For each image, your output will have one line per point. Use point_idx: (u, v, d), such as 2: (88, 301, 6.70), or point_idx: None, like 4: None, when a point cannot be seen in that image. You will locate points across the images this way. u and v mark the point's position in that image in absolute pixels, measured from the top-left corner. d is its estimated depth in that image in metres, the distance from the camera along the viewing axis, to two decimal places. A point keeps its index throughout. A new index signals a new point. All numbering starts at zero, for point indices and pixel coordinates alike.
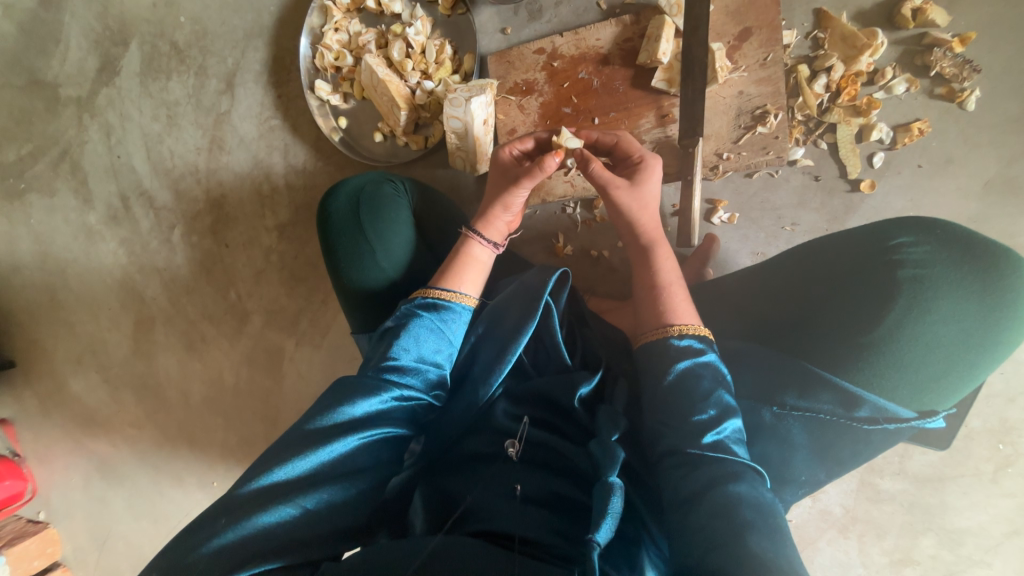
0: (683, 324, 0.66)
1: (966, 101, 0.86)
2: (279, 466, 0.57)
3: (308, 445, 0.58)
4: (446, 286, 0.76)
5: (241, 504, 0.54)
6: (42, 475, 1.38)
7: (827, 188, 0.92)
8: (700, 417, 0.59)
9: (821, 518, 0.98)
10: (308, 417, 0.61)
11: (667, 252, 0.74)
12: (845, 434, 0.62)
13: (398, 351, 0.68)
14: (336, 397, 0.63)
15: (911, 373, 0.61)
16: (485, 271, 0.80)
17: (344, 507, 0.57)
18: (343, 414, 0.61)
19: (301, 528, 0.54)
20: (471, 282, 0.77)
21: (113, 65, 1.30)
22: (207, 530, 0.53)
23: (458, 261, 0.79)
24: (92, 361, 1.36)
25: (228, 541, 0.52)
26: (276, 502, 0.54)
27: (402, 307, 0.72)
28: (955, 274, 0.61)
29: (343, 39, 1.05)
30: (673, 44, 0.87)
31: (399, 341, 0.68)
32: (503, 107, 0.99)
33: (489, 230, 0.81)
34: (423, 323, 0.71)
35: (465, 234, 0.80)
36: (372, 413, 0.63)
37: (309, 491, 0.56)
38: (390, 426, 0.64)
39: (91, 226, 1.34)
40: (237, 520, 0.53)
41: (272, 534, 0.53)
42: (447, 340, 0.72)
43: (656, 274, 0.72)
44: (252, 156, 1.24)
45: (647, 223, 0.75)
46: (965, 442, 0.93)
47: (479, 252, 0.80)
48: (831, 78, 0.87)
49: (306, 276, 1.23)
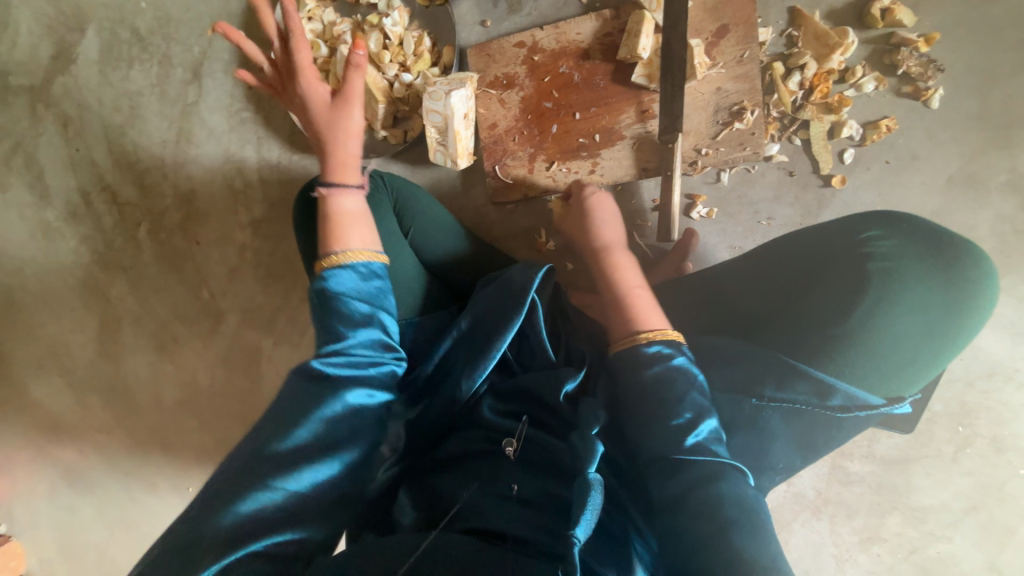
0: (652, 330, 0.67)
1: (930, 99, 0.90)
2: (276, 436, 0.52)
3: (306, 410, 0.53)
4: (333, 248, 0.69)
5: (240, 481, 0.49)
6: (2, 484, 1.31)
7: (801, 183, 0.94)
8: (678, 422, 0.60)
9: (795, 500, 1.01)
10: (288, 392, 0.56)
11: (631, 266, 0.78)
12: (819, 422, 0.64)
13: (343, 318, 0.62)
14: (324, 361, 0.58)
15: (880, 361, 0.64)
16: (363, 219, 0.74)
17: (343, 476, 0.53)
18: (336, 377, 0.57)
19: (302, 501, 0.50)
20: (358, 235, 0.70)
21: (69, 52, 1.22)
22: (203, 518, 0.47)
23: (328, 223, 0.72)
24: (54, 364, 1.30)
25: (227, 524, 0.47)
26: (270, 480, 0.49)
27: (319, 281, 0.66)
28: (922, 266, 0.64)
29: (316, 29, 1.02)
30: (653, 40, 0.88)
31: (329, 316, 0.62)
32: (484, 101, 0.97)
33: (342, 174, 0.76)
34: (348, 289, 0.64)
35: (319, 196, 0.74)
36: (364, 375, 0.59)
37: (315, 458, 0.52)
38: (383, 389, 0.61)
39: (49, 223, 1.27)
40: (242, 495, 0.48)
41: (272, 512, 0.48)
42: (360, 301, 0.64)
43: (619, 283, 0.75)
44: (223, 150, 1.19)
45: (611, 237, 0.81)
46: (928, 425, 0.97)
47: (350, 205, 0.74)
48: (805, 75, 0.89)
49: (282, 274, 1.20)
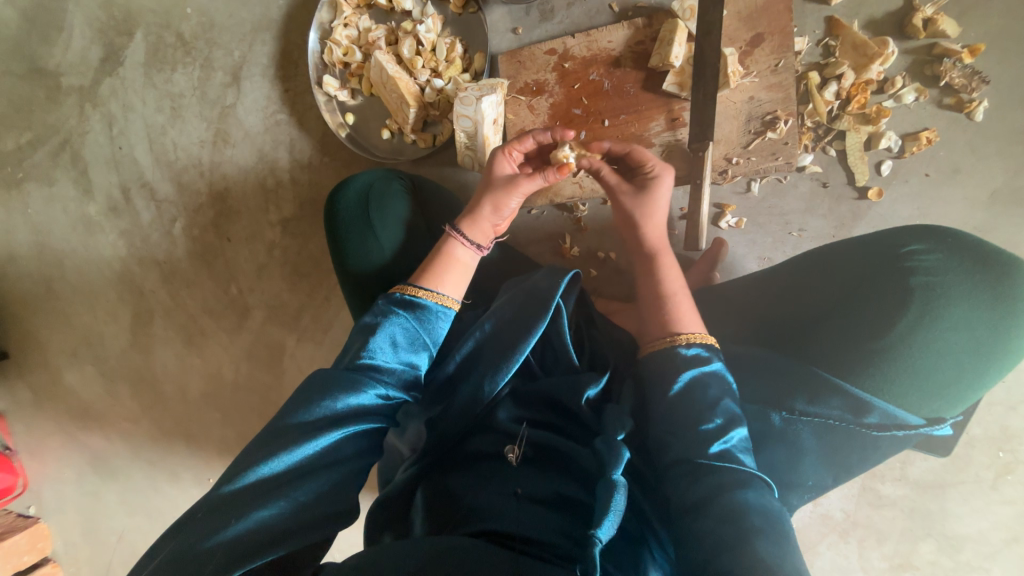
0: (689, 333, 0.66)
1: (974, 112, 0.87)
2: (266, 461, 0.55)
3: (297, 438, 0.57)
4: (424, 283, 0.74)
5: (234, 501, 0.53)
6: (34, 468, 1.37)
7: (835, 195, 0.92)
8: (707, 428, 0.59)
9: (821, 522, 0.98)
10: (286, 413, 0.59)
11: (671, 262, 0.75)
12: (854, 439, 0.61)
13: (376, 350, 0.66)
14: (317, 390, 0.60)
15: (919, 379, 0.62)
16: (468, 273, 0.78)
17: (333, 494, 0.57)
18: (326, 408, 0.59)
19: (294, 516, 0.54)
20: (452, 283, 0.75)
21: (117, 55, 1.28)
22: (202, 528, 0.51)
23: (439, 261, 0.76)
24: (88, 353, 1.34)
25: (222, 541, 0.51)
26: (267, 498, 0.53)
27: (381, 303, 0.70)
28: (967, 282, 0.62)
29: (352, 35, 1.04)
30: (685, 48, 0.87)
31: (374, 338, 0.66)
32: (513, 107, 0.98)
33: (473, 231, 0.79)
34: (400, 322, 0.68)
35: (448, 233, 0.78)
36: (357, 408, 0.61)
37: (302, 482, 0.55)
38: (373, 421, 0.63)
39: (91, 217, 1.32)
40: (236, 515, 0.52)
41: (267, 527, 0.52)
42: (423, 344, 0.70)
43: (664, 281, 0.73)
44: (257, 150, 1.23)
45: (656, 233, 0.76)
46: (966, 449, 0.93)
47: (463, 255, 0.78)
48: (842, 85, 0.88)
49: (309, 272, 1.23)
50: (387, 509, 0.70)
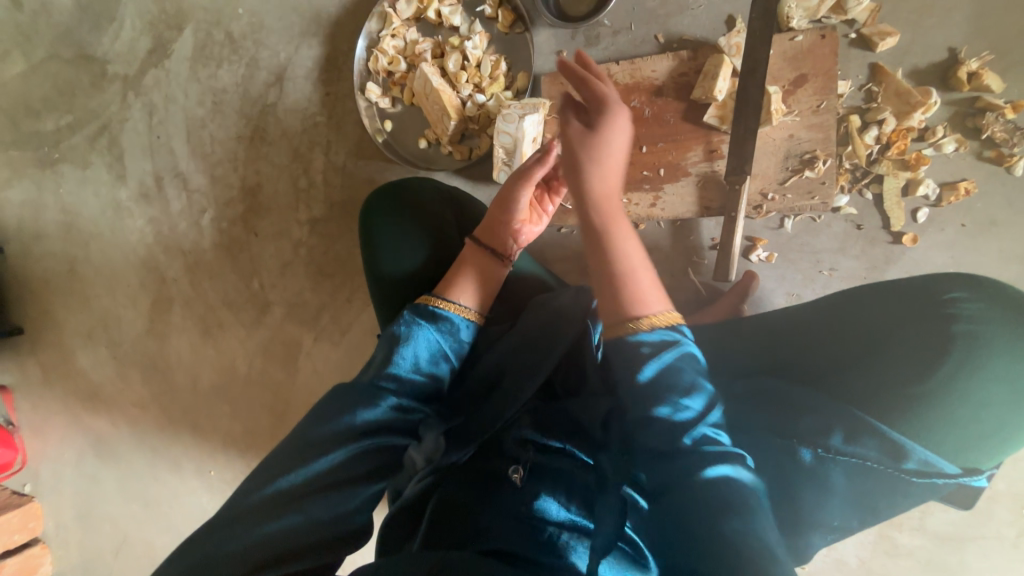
0: (652, 314, 0.59)
1: (1014, 166, 0.88)
2: (281, 475, 0.57)
3: (310, 454, 0.58)
4: (448, 294, 0.79)
5: (249, 513, 0.55)
6: (36, 447, 1.36)
7: (868, 237, 0.93)
8: (738, 459, 0.56)
9: (834, 567, 0.96)
10: (309, 424, 0.61)
11: (626, 227, 0.67)
12: (888, 485, 0.60)
13: (398, 359, 0.70)
14: (337, 404, 0.63)
15: (957, 428, 0.61)
16: (491, 282, 0.83)
17: (345, 513, 0.58)
18: (341, 425, 0.61)
19: (304, 532, 0.55)
20: (472, 293, 0.80)
21: (165, 47, 1.31)
22: (220, 535, 0.54)
23: (459, 269, 0.82)
24: (104, 336, 1.35)
25: (235, 551, 0.53)
26: (280, 511, 0.55)
27: (405, 315, 0.75)
28: (1012, 334, 0.61)
29: (399, 45, 1.07)
30: (728, 83, 0.88)
31: (401, 349, 0.70)
32: (552, 127, 1.00)
33: (490, 239, 0.83)
34: (422, 333, 0.73)
35: (467, 242, 0.84)
36: (373, 423, 0.63)
37: (314, 497, 0.57)
38: (387, 437, 0.64)
39: (121, 202, 1.34)
40: (250, 526, 0.54)
41: (279, 539, 0.54)
42: (445, 355, 0.74)
43: (621, 254, 0.64)
44: (293, 150, 1.25)
45: (602, 186, 0.69)
46: (988, 504, 0.92)
47: (482, 262, 0.82)
48: (883, 130, 0.88)
49: (332, 273, 1.23)
50: (402, 516, 0.69)
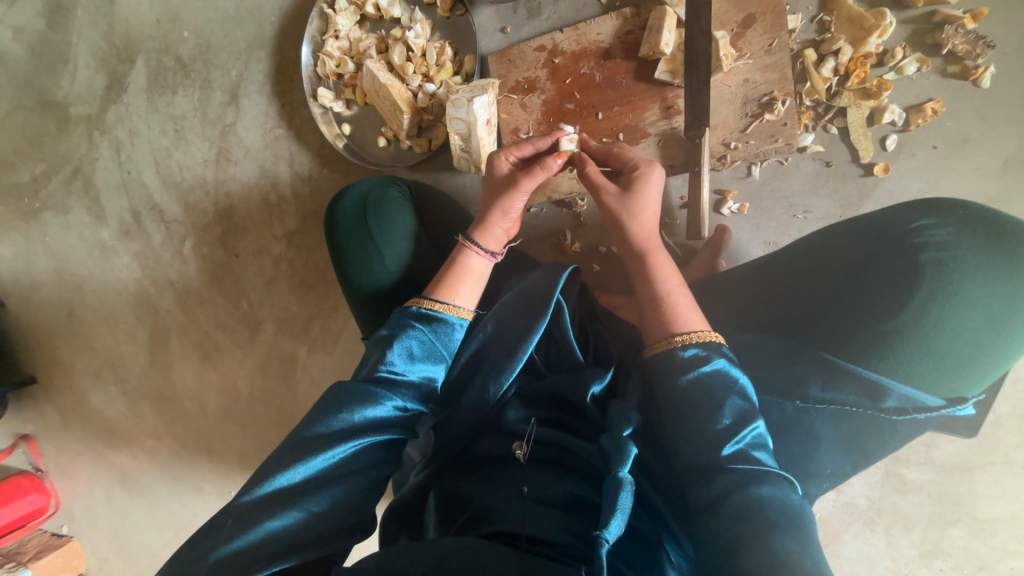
0: (689, 332, 0.64)
1: (981, 78, 0.84)
2: (280, 472, 0.56)
3: (310, 449, 0.57)
4: (440, 296, 0.73)
5: (248, 511, 0.53)
6: (64, 488, 1.41)
7: (839, 173, 0.90)
8: (719, 427, 0.57)
9: (845, 510, 0.96)
10: (305, 424, 0.60)
11: (665, 260, 0.73)
12: (871, 425, 0.59)
13: (392, 359, 0.66)
14: (332, 403, 0.61)
15: (936, 359, 0.59)
16: (482, 282, 0.78)
17: (348, 506, 0.57)
18: (340, 422, 0.60)
19: (304, 529, 0.53)
20: (467, 294, 0.75)
21: (121, 82, 1.31)
22: (215, 539, 0.52)
23: (452, 272, 0.76)
24: (110, 374, 1.38)
25: (231, 553, 0.51)
26: (278, 509, 0.53)
27: (396, 316, 0.70)
28: (980, 255, 0.59)
29: (343, 46, 1.05)
30: (675, 34, 0.86)
31: (392, 350, 0.66)
32: (506, 106, 0.98)
33: (486, 239, 0.79)
34: (416, 335, 0.68)
35: (460, 243, 0.78)
36: (372, 420, 0.62)
37: (313, 494, 0.55)
38: (388, 433, 0.63)
39: (105, 242, 1.36)
40: (246, 526, 0.52)
41: (278, 538, 0.52)
42: (440, 356, 0.70)
43: (659, 282, 0.71)
44: (259, 166, 1.25)
45: (647, 230, 0.75)
46: (994, 429, 0.90)
47: (476, 263, 0.77)
48: (840, 61, 0.85)
49: (315, 283, 1.24)
50: (399, 512, 0.70)
